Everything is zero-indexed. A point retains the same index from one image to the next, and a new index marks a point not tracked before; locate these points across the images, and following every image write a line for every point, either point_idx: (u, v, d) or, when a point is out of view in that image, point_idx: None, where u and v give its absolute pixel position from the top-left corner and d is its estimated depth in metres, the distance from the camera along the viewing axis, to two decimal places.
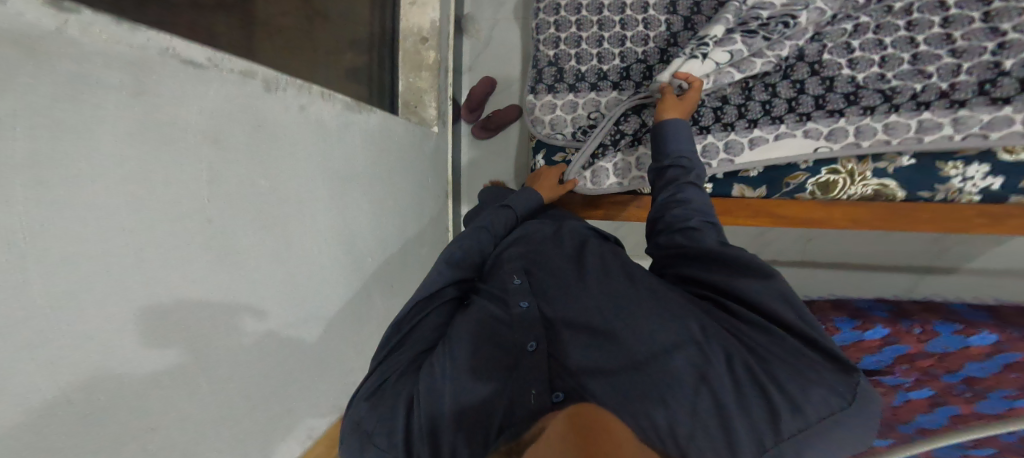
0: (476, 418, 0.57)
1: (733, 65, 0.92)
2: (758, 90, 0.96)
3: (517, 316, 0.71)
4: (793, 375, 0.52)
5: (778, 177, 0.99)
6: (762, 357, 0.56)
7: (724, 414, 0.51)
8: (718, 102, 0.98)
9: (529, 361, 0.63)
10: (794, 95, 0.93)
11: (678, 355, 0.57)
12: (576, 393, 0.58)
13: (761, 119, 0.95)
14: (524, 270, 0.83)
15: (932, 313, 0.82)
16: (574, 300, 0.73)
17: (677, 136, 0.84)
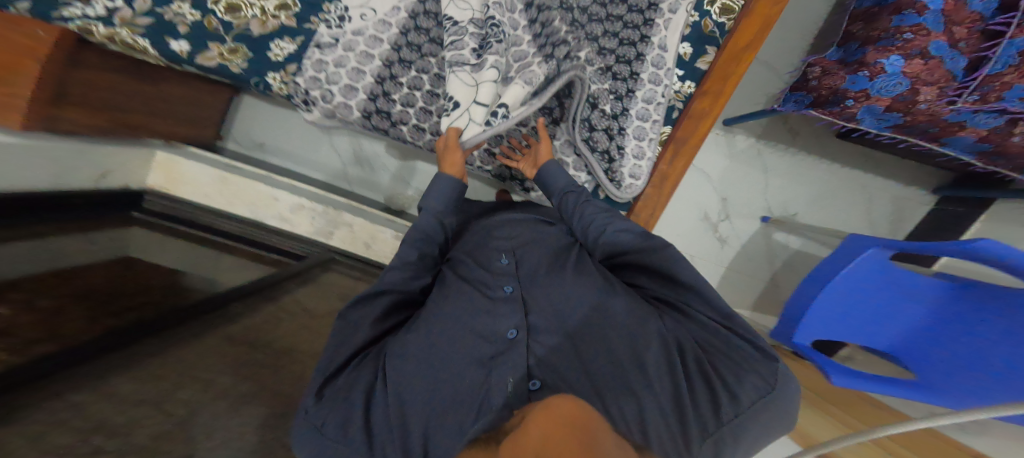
0: (452, 413, 0.54)
1: (553, 58, 0.75)
2: (610, 31, 0.77)
3: (497, 300, 0.65)
4: (729, 365, 0.54)
5: (698, 38, 0.78)
6: (705, 351, 0.57)
7: (675, 399, 0.52)
8: (614, 59, 0.78)
9: (502, 348, 0.59)
10: (626, 10, 0.75)
11: (651, 338, 0.57)
12: (554, 379, 0.56)
13: (642, 34, 0.77)
14: (513, 244, 0.75)
15: (882, 21, 0.76)
16: (559, 290, 0.65)
17: (554, 173, 0.80)
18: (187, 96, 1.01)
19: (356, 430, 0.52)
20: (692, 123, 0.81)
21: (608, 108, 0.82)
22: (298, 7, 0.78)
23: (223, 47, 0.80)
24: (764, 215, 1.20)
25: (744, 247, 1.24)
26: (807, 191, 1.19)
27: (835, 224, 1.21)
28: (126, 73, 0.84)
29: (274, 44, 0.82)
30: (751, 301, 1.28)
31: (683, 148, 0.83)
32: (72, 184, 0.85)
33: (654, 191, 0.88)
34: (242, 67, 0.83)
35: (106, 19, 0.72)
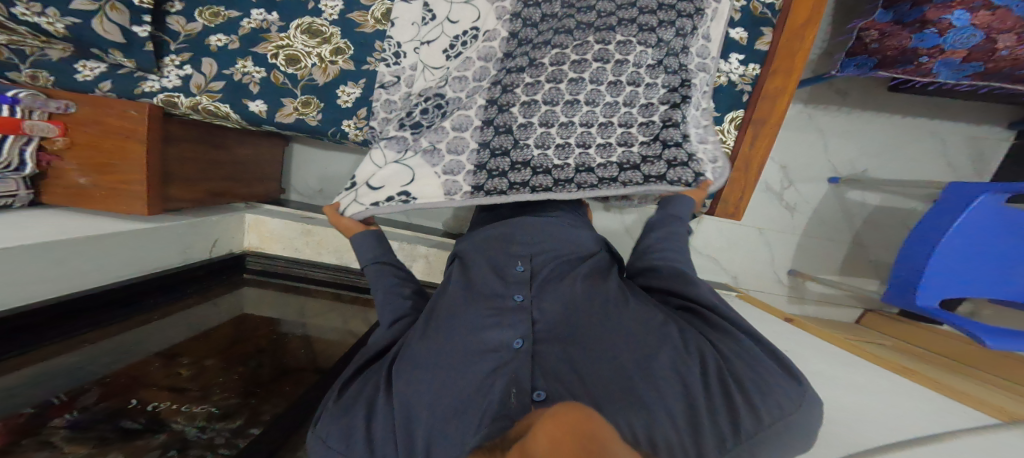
0: (449, 422, 0.48)
1: (583, 88, 0.73)
2: (664, 21, 0.74)
3: (507, 310, 0.58)
4: (752, 374, 0.45)
5: (750, 21, 0.82)
6: (724, 357, 0.48)
7: (689, 415, 0.44)
8: (665, 53, 0.73)
9: (508, 359, 0.52)
10: (673, 5, 0.74)
11: (664, 350, 0.50)
12: (559, 390, 0.49)
13: (688, 29, 0.74)
14: (534, 247, 0.68)
15: None
16: (573, 302, 0.59)
17: (677, 204, 0.73)
18: (257, 160, 1.12)
19: (357, 442, 0.49)
20: (765, 104, 0.84)
21: (642, 136, 0.72)
22: (352, 50, 0.84)
23: (296, 101, 0.87)
24: (832, 177, 1.23)
25: (816, 211, 1.26)
26: (871, 145, 1.22)
27: (910, 173, 1.23)
28: (204, 144, 0.93)
29: (340, 91, 0.87)
30: (839, 264, 1.30)
31: (764, 128, 0.85)
32: (196, 259, 0.95)
33: (740, 173, 0.89)
34: (317, 119, 0.89)
35: (184, 89, 0.82)
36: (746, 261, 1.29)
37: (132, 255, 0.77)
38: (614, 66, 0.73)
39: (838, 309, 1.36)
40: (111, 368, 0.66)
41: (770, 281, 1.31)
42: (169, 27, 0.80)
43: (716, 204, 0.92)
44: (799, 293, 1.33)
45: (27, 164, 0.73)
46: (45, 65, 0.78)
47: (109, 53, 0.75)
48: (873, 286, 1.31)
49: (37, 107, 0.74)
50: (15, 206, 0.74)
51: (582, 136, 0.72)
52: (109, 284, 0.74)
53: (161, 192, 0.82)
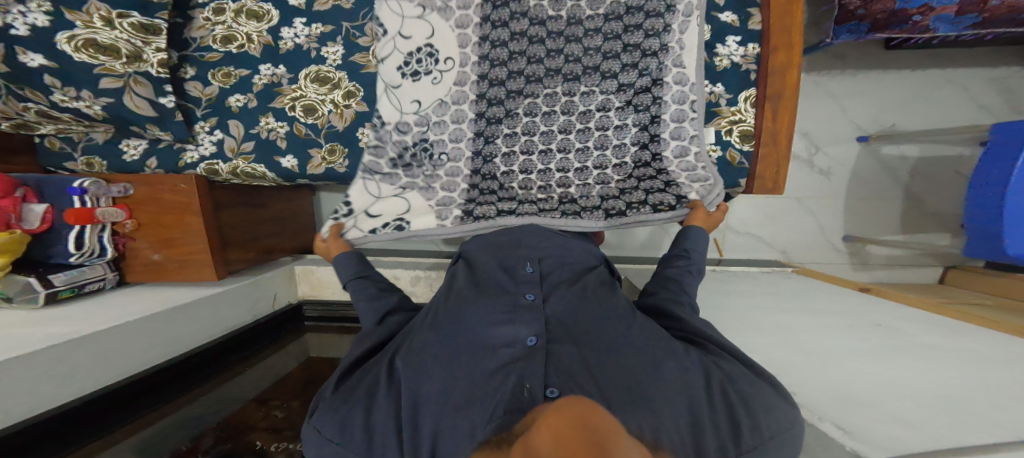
0: (445, 405, 0.47)
1: (553, 140, 0.81)
2: (628, 64, 0.76)
3: (519, 307, 0.59)
4: (758, 393, 0.44)
5: (738, 2, 0.78)
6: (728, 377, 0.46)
7: (696, 426, 0.41)
8: (632, 92, 0.77)
9: (520, 354, 0.51)
10: (644, 37, 0.75)
11: (675, 358, 0.48)
12: (571, 385, 0.46)
13: (656, 74, 0.75)
14: (541, 252, 0.70)
15: None
16: (588, 305, 0.60)
17: (693, 234, 0.73)
18: (292, 212, 1.20)
19: (359, 428, 0.48)
20: (775, 79, 0.76)
21: (617, 176, 0.81)
22: (363, 91, 0.86)
23: (322, 151, 0.90)
24: (860, 136, 1.22)
25: (854, 172, 1.26)
26: (890, 100, 1.21)
27: (943, 121, 1.21)
28: (243, 205, 1.00)
29: (361, 134, 0.88)
30: (897, 223, 1.28)
31: (782, 104, 0.76)
32: (263, 311, 1.05)
33: (769, 149, 0.78)
34: (344, 166, 0.90)
35: (220, 154, 0.88)
36: (792, 233, 1.30)
37: (216, 318, 0.89)
38: (579, 133, 0.80)
39: (912, 270, 1.30)
40: (218, 416, 0.80)
41: (823, 250, 1.31)
42: (190, 93, 0.86)
43: (751, 183, 0.80)
44: (862, 259, 1.30)
45: (107, 249, 0.86)
46: (95, 149, 0.89)
47: (148, 129, 0.83)
48: (945, 240, 1.27)
49: (103, 194, 0.85)
50: (108, 288, 0.87)
51: (560, 180, 0.83)
52: (204, 344, 0.86)
53: (222, 256, 0.92)
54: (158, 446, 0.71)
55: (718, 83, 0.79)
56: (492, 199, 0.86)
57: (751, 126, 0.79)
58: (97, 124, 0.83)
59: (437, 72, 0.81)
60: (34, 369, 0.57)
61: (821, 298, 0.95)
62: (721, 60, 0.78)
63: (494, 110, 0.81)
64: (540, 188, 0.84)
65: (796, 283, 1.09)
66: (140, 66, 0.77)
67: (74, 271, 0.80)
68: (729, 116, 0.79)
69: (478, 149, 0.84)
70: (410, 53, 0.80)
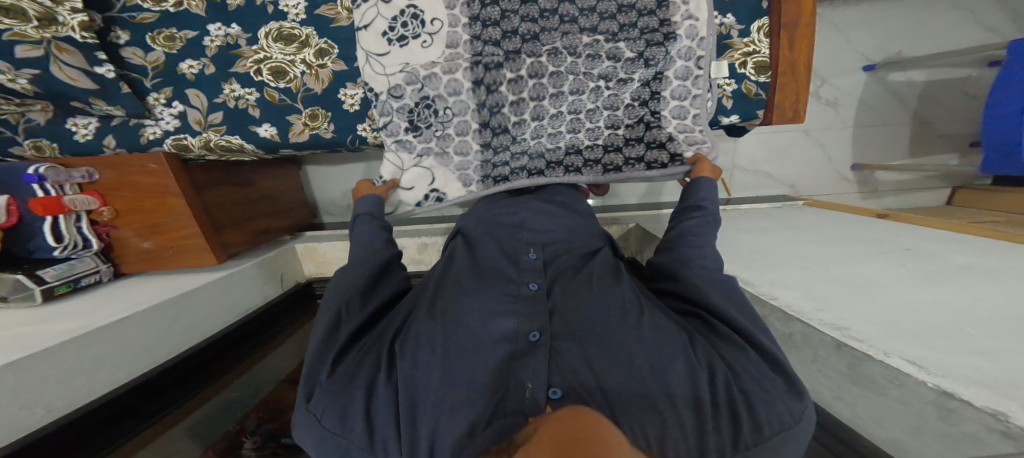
0: (454, 402, 0.49)
1: (565, 98, 0.79)
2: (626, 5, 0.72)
3: (524, 299, 0.62)
4: (759, 390, 0.47)
5: None
6: (734, 372, 0.50)
7: (697, 429, 0.45)
8: (644, 43, 0.74)
9: (521, 350, 0.55)
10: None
11: (679, 358, 0.51)
12: (577, 387, 0.51)
13: (657, 10, 0.72)
14: (542, 238, 0.73)
15: None
16: (588, 295, 0.63)
17: (699, 185, 0.74)
18: (278, 189, 1.21)
19: (359, 420, 0.49)
20: (790, 3, 0.72)
21: (627, 119, 0.80)
22: (338, 48, 0.80)
23: (302, 116, 0.84)
24: (866, 65, 1.21)
25: (860, 101, 1.26)
26: (894, 28, 1.18)
27: (952, 43, 1.18)
28: (226, 184, 0.99)
29: (342, 95, 0.83)
30: (906, 148, 1.31)
31: (799, 31, 0.73)
32: (273, 294, 1.11)
33: (788, 78, 0.76)
34: (331, 130, 0.86)
35: (186, 128, 0.82)
36: (800, 168, 1.32)
37: (225, 304, 0.93)
38: (586, 61, 0.76)
39: (915, 193, 1.36)
40: (257, 398, 0.84)
41: (832, 181, 1.34)
42: (130, 62, 0.77)
43: (771, 114, 0.78)
44: (871, 187, 1.36)
45: (91, 241, 0.83)
46: (39, 132, 0.80)
47: (93, 104, 0.74)
48: (952, 161, 1.32)
49: (65, 180, 0.79)
50: (103, 280, 0.86)
51: (572, 123, 0.81)
52: (221, 331, 0.91)
53: (217, 239, 0.93)
54: (206, 428, 0.76)
55: (729, 13, 0.74)
56: (506, 163, 0.83)
57: (767, 56, 0.75)
58: (30, 102, 0.72)
59: (426, 35, 0.75)
60: (62, 365, 0.61)
61: (843, 229, 1.01)
62: None
63: (490, 54, 0.76)
64: (550, 136, 0.82)
65: (809, 217, 1.13)
66: (59, 30, 0.65)
67: (62, 266, 0.78)
68: (742, 48, 0.75)
69: (482, 100, 0.79)
70: (394, 18, 0.75)
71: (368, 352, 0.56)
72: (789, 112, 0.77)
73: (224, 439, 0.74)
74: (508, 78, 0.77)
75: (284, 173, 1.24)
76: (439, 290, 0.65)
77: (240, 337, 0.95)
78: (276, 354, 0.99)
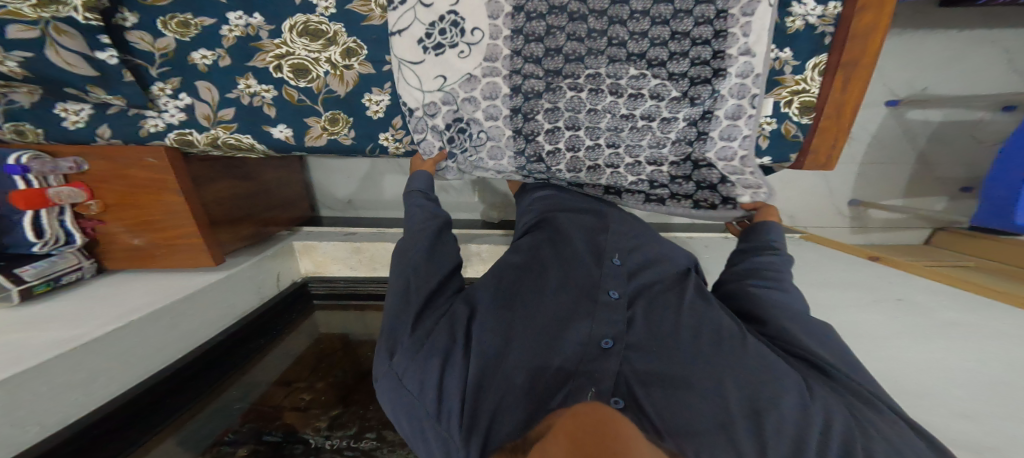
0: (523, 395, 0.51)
1: (602, 132, 0.76)
2: (677, 52, 0.68)
3: (603, 304, 0.60)
4: (887, 443, 0.41)
5: None
6: (858, 423, 0.44)
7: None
8: (687, 83, 0.70)
9: (593, 354, 0.55)
10: (694, 25, 0.66)
11: (783, 398, 0.47)
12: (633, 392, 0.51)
13: (713, 41, 0.66)
14: (626, 246, 0.70)
15: None
16: (674, 311, 0.62)
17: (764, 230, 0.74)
18: (279, 182, 1.14)
19: (430, 389, 0.52)
20: (856, 45, 0.64)
21: (673, 158, 0.76)
22: (369, 49, 0.74)
23: (321, 120, 0.79)
24: (889, 100, 1.19)
25: (875, 136, 1.24)
26: (926, 63, 1.16)
27: (972, 86, 1.18)
28: (227, 176, 0.93)
29: (367, 100, 0.78)
30: (903, 186, 1.30)
31: (855, 73, 0.66)
32: (270, 294, 1.05)
33: (830, 122, 0.72)
34: (351, 137, 0.81)
35: (193, 122, 0.76)
36: (804, 200, 1.30)
37: (224, 306, 0.88)
38: (629, 100, 0.72)
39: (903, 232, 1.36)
40: (247, 401, 0.83)
41: (829, 213, 1.32)
42: (136, 46, 0.70)
43: (804, 158, 0.76)
44: (862, 222, 1.34)
45: (74, 236, 0.77)
46: (21, 115, 0.72)
47: (90, 91, 0.68)
48: (941, 203, 1.32)
49: (50, 171, 0.73)
50: (85, 277, 0.79)
51: (610, 157, 0.78)
52: (220, 332, 0.86)
53: (213, 236, 0.87)
54: (195, 439, 0.73)
55: (786, 47, 0.67)
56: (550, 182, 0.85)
57: (814, 97, 0.71)
58: (18, 84, 0.65)
59: (464, 45, 0.71)
60: (57, 379, 0.55)
61: (839, 266, 0.98)
62: (795, 20, 0.65)
63: (530, 80, 0.73)
64: (588, 169, 0.80)
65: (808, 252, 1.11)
66: (60, 9, 0.58)
67: (43, 262, 0.70)
68: (793, 86, 0.70)
69: (518, 127, 0.77)
70: (432, 24, 0.70)
71: (439, 330, 0.57)
72: (822, 159, 0.75)
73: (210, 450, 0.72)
74: (545, 108, 0.75)
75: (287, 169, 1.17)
76: (519, 290, 0.64)
77: (241, 337, 0.90)
78: (270, 356, 0.95)
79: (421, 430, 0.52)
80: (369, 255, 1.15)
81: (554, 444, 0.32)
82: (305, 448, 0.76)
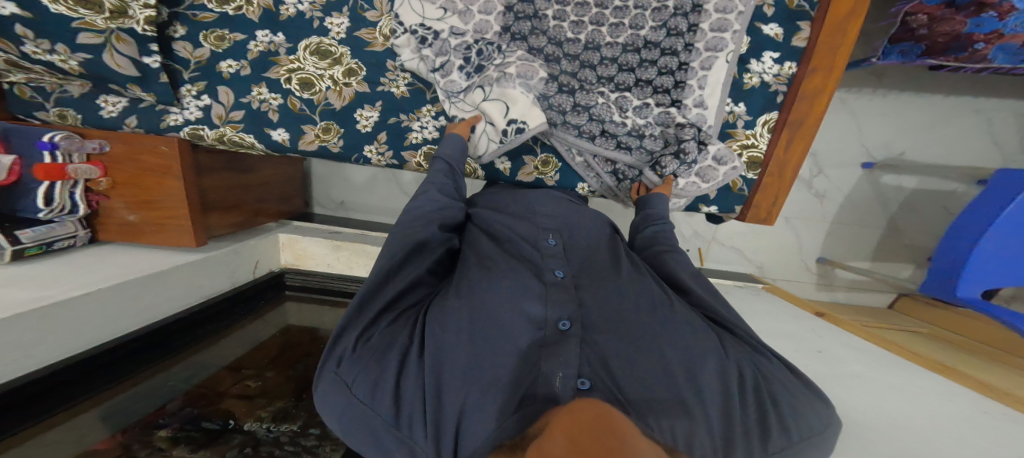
0: (481, 378, 0.50)
1: (598, 70, 0.76)
2: (640, 98, 0.76)
3: (549, 286, 0.60)
4: (790, 397, 0.49)
5: (785, 15, 0.72)
6: (767, 377, 0.51)
7: (723, 420, 0.46)
8: (648, 123, 0.76)
9: (553, 338, 0.54)
10: (657, 74, 0.75)
11: (711, 358, 0.51)
12: (599, 373, 0.51)
13: (674, 91, 0.74)
14: (558, 224, 0.72)
15: None
16: (614, 290, 0.62)
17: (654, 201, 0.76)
18: (278, 177, 1.23)
19: (387, 392, 0.50)
20: (802, 103, 0.73)
21: (656, 126, 0.76)
22: (365, 71, 0.83)
23: (316, 128, 0.87)
24: (866, 162, 1.20)
25: (848, 198, 1.24)
26: (909, 126, 1.18)
27: (950, 155, 1.19)
28: (227, 170, 1.02)
29: (358, 115, 0.86)
30: (870, 250, 1.28)
31: (800, 130, 0.74)
32: (242, 280, 1.07)
33: (772, 178, 0.79)
34: (339, 145, 0.88)
35: (207, 120, 0.86)
36: (773, 252, 1.29)
37: (193, 288, 0.91)
38: (607, 48, 0.76)
39: (870, 295, 1.32)
40: (190, 382, 0.83)
41: (796, 269, 1.30)
42: (177, 53, 0.81)
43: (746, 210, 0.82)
44: (828, 280, 1.30)
45: (78, 207, 0.84)
46: (70, 102, 0.84)
47: (129, 88, 0.79)
48: (906, 271, 1.28)
49: (76, 150, 0.82)
50: (78, 244, 0.86)
51: (614, 100, 0.76)
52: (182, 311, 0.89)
53: (203, 221, 0.94)
54: (122, 412, 0.73)
55: (741, 102, 0.76)
56: (564, 116, 0.76)
57: (760, 154, 0.78)
58: (72, 78, 0.78)
59: None
60: (17, 333, 0.58)
61: (783, 322, 0.93)
62: (751, 77, 0.74)
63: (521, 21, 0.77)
64: (599, 103, 0.75)
65: (762, 302, 1.06)
66: (125, 22, 0.70)
67: (42, 227, 0.77)
68: (742, 140, 0.77)
69: (526, 46, 0.77)
70: None
71: (395, 326, 0.58)
72: (774, 206, 0.80)
73: (139, 422, 0.72)
74: (542, 41, 0.77)
75: (289, 168, 1.27)
76: (467, 268, 0.66)
77: (202, 320, 0.94)
78: (224, 341, 0.96)
79: (380, 440, 0.49)
80: (348, 254, 1.20)
81: (552, 440, 0.33)
82: (243, 438, 0.75)
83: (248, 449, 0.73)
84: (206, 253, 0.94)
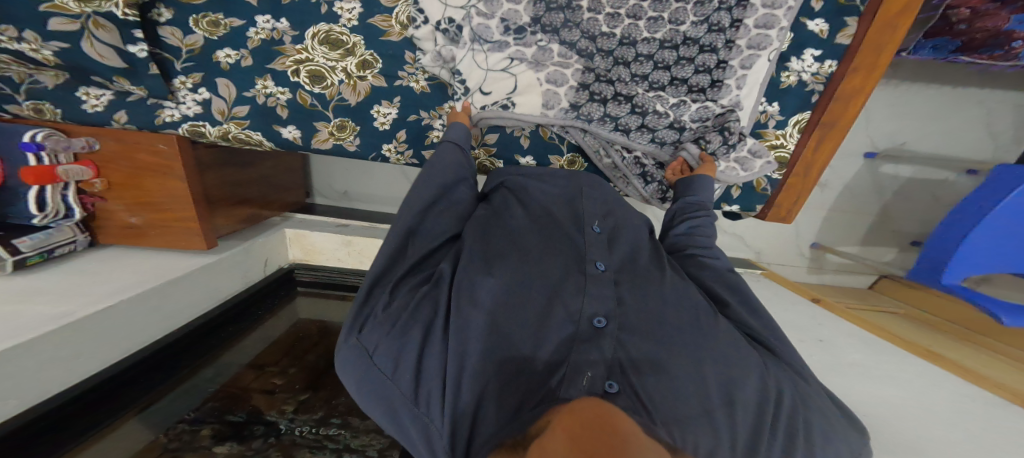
0: (506, 365, 0.51)
1: (636, 65, 0.73)
2: (674, 96, 0.75)
3: (590, 277, 0.60)
4: (823, 423, 0.51)
5: (834, 10, 0.69)
6: (803, 400, 0.53)
7: (751, 431, 0.48)
8: (687, 119, 0.76)
9: (586, 334, 0.55)
10: (694, 73, 0.73)
11: (750, 378, 0.53)
12: (618, 369, 0.52)
13: (709, 88, 0.73)
14: (606, 207, 0.72)
15: None
16: (655, 290, 0.62)
17: (699, 185, 0.74)
18: (279, 168, 1.17)
19: (406, 372, 0.51)
20: (839, 104, 0.73)
21: (693, 121, 0.76)
22: (382, 64, 0.77)
23: (330, 125, 0.82)
24: (868, 152, 1.25)
25: (847, 186, 1.29)
26: (915, 117, 1.21)
27: (948, 145, 1.23)
28: (227, 165, 0.96)
29: (375, 111, 0.81)
30: (860, 235, 1.36)
31: (832, 131, 0.75)
32: (255, 278, 1.07)
33: (797, 178, 0.81)
34: (355, 144, 0.84)
35: (207, 116, 0.79)
36: (771, 238, 1.35)
37: (208, 291, 0.89)
38: (643, 44, 0.72)
39: (854, 277, 1.42)
40: (218, 382, 0.84)
41: (791, 252, 1.38)
42: (166, 41, 0.72)
43: (769, 209, 0.85)
44: (819, 263, 1.40)
45: (73, 209, 0.79)
46: (43, 94, 0.73)
47: (115, 81, 0.70)
48: (890, 255, 1.38)
49: (62, 150, 0.75)
50: (78, 249, 0.82)
51: (648, 98, 0.74)
52: (200, 315, 0.88)
53: (210, 223, 0.90)
54: (158, 416, 0.74)
55: (775, 102, 0.76)
56: (605, 113, 0.76)
57: (788, 154, 0.79)
58: (46, 68, 0.68)
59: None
60: (42, 355, 0.57)
61: (784, 311, 1.01)
62: (789, 75, 0.74)
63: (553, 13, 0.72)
64: (639, 96, 0.74)
65: (763, 290, 1.13)
66: (102, 5, 0.60)
67: (40, 234, 0.72)
68: (772, 140, 0.78)
69: (566, 41, 0.73)
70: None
71: (419, 304, 0.57)
72: (801, 198, 0.83)
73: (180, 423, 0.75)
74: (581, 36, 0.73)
75: (289, 157, 1.21)
76: (499, 245, 0.63)
77: (222, 322, 0.93)
78: (246, 340, 0.97)
79: (394, 413, 0.51)
80: (359, 249, 1.18)
81: (553, 439, 0.34)
82: (265, 429, 0.78)
83: (271, 438, 0.76)
84: (217, 255, 0.92)
